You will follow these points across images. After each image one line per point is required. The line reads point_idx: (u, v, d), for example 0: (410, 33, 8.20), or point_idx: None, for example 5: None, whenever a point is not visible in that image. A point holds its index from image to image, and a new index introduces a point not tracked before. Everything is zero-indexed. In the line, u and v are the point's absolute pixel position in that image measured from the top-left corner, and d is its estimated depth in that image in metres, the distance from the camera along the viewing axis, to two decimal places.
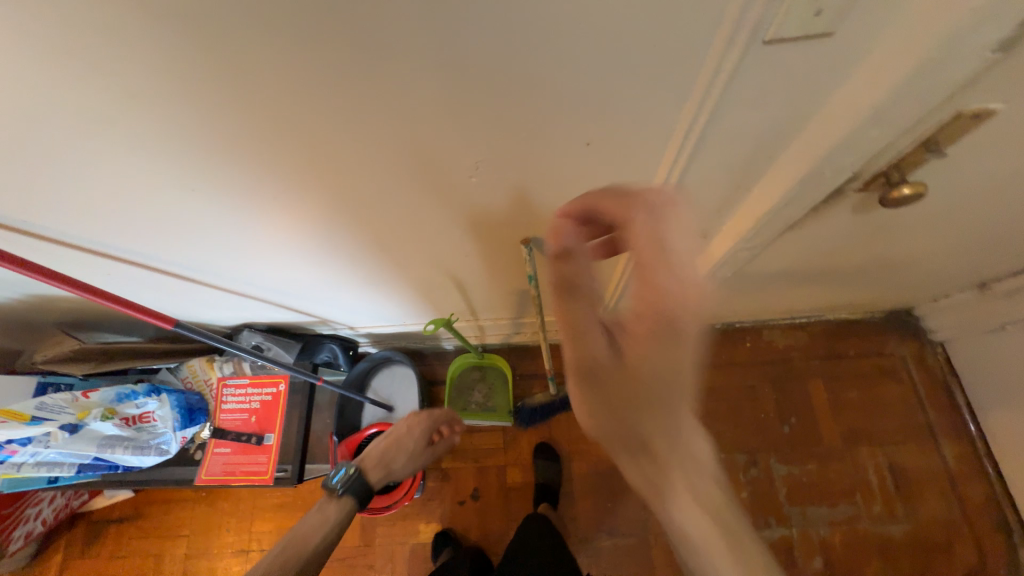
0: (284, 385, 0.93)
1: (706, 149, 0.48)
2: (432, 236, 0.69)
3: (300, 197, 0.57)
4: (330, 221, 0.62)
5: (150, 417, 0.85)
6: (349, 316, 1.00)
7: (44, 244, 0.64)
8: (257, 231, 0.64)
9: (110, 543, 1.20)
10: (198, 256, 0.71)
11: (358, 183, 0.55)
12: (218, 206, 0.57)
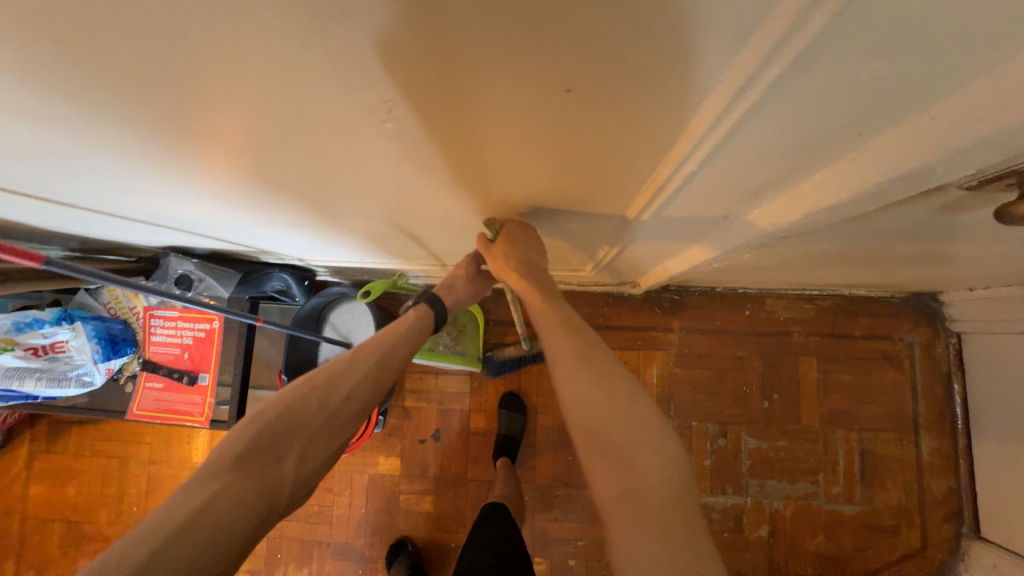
0: (219, 323, 0.82)
1: (751, 120, 0.31)
2: (372, 189, 0.53)
3: (166, 130, 0.39)
4: (223, 158, 0.45)
5: (63, 347, 0.75)
6: (297, 252, 0.85)
7: None
8: (123, 160, 0.46)
9: (74, 442, 1.21)
10: (67, 187, 0.54)
11: (234, 120, 0.37)
12: (43, 129, 0.40)
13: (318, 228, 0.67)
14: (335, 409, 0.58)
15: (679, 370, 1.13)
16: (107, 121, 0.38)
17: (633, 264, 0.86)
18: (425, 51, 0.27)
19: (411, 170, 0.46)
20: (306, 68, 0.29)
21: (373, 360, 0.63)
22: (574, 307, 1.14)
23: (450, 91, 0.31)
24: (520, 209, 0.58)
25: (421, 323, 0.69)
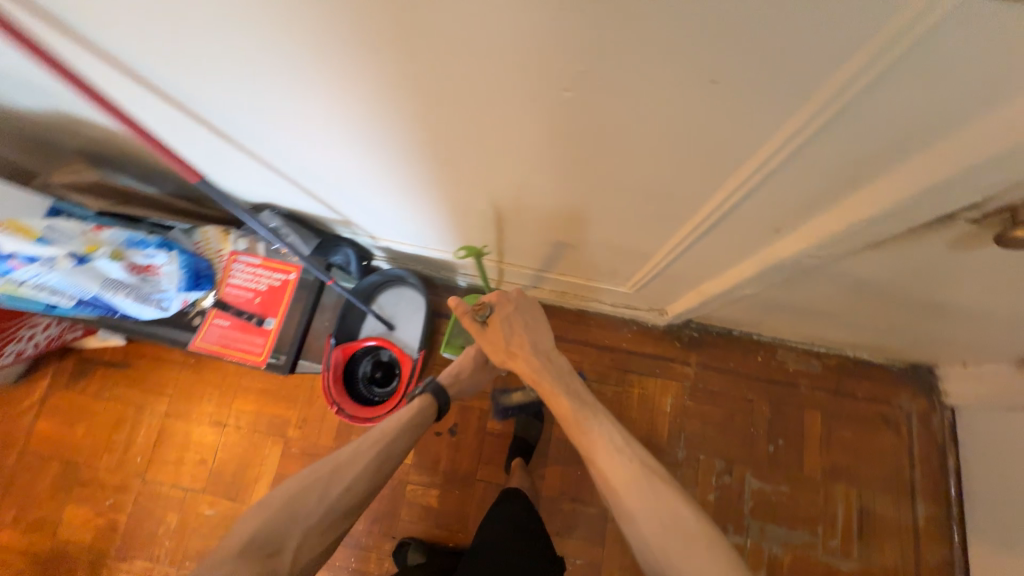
0: (294, 276, 0.91)
1: (830, 130, 0.43)
2: (493, 166, 0.64)
3: (383, 79, 0.51)
4: (408, 113, 0.56)
5: (155, 271, 0.82)
6: (375, 226, 0.95)
7: (99, 59, 0.55)
8: (318, 104, 0.57)
9: (96, 382, 1.22)
10: (249, 122, 0.65)
11: (439, 75, 0.48)
12: (293, 64, 0.51)
13: (417, 196, 0.77)
14: (333, 503, 0.71)
15: (691, 404, 1.19)
16: (322, 54, 0.48)
17: (668, 288, 0.97)
18: (618, 42, 0.39)
19: (535, 147, 0.56)
20: (523, 37, 0.40)
21: (372, 456, 0.78)
22: (600, 328, 1.23)
23: (617, 72, 0.41)
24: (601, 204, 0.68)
25: (426, 410, 0.91)
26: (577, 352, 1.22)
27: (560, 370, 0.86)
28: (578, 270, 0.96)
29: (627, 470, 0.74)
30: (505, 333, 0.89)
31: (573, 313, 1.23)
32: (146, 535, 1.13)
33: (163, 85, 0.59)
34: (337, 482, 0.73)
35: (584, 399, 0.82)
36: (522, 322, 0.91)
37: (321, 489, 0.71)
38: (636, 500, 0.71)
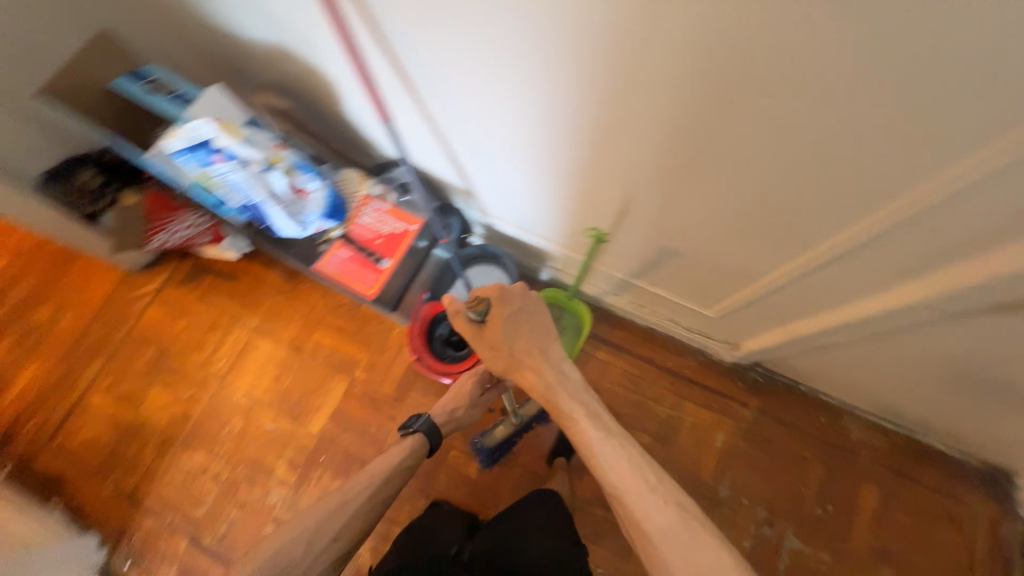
0: (415, 229, 1.00)
1: (1006, 173, 0.47)
2: (647, 161, 0.71)
3: (595, 68, 0.59)
4: (598, 101, 0.64)
5: (308, 195, 0.94)
6: (493, 201, 1.03)
7: (355, 14, 0.66)
8: (519, 79, 0.66)
9: (203, 286, 1.35)
10: (443, 87, 0.74)
11: (650, 71, 0.56)
12: (522, 43, 0.60)
13: (554, 172, 0.84)
14: (319, 549, 0.77)
15: (743, 446, 1.18)
16: (538, 22, 0.56)
17: (754, 321, 0.99)
18: (837, 59, 0.45)
19: (697, 141, 0.62)
20: (747, 44, 0.48)
21: (359, 509, 0.83)
22: (666, 350, 1.25)
23: (819, 86, 0.49)
24: (734, 212, 0.73)
25: (419, 449, 0.95)
26: (638, 367, 1.24)
27: (573, 384, 0.85)
28: (671, 282, 1.00)
29: (661, 518, 0.73)
30: (509, 336, 0.87)
31: (643, 330, 1.26)
32: (212, 432, 1.22)
33: (391, 43, 0.69)
34: (323, 532, 0.79)
35: (599, 421, 0.81)
36: (530, 325, 0.89)
37: (308, 538, 0.77)
38: (671, 551, 0.70)
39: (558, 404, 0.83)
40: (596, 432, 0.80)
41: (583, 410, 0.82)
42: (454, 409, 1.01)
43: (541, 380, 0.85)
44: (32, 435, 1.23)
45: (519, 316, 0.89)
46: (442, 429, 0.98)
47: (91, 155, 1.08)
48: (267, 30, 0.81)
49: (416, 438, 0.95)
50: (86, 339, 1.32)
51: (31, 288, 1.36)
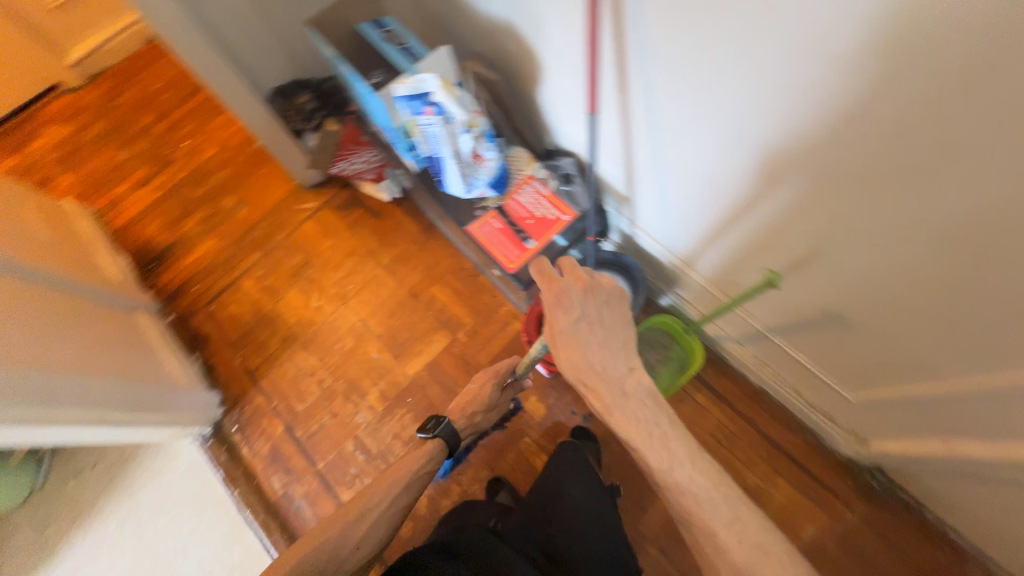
0: (567, 220, 1.03)
1: None
2: (855, 226, 0.67)
3: (845, 123, 0.57)
4: (829, 154, 0.62)
5: (483, 162, 1.00)
6: (648, 215, 1.04)
7: (610, 16, 0.70)
8: (750, 110, 0.66)
9: (354, 216, 1.51)
10: (660, 98, 0.76)
11: (912, 143, 0.53)
12: (774, 79, 0.60)
13: (714, 194, 0.83)
14: (345, 555, 0.81)
15: (833, 550, 1.06)
16: (761, 42, 0.58)
17: (902, 424, 0.88)
18: None
19: (931, 223, 0.58)
20: None
21: (381, 525, 0.87)
22: (773, 419, 1.16)
23: None
24: (940, 306, 0.65)
25: (439, 454, 0.98)
26: (738, 425, 1.16)
27: (636, 404, 0.76)
28: (808, 344, 0.94)
29: (739, 554, 0.66)
30: (580, 343, 0.77)
31: (753, 389, 1.18)
32: (326, 343, 1.36)
33: (630, 48, 0.73)
34: (347, 539, 0.83)
35: (665, 459, 0.73)
36: (592, 340, 0.77)
37: (333, 545, 0.81)
38: None
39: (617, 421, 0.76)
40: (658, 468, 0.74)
41: (645, 438, 0.75)
42: (469, 413, 1.05)
43: (601, 398, 0.77)
44: (195, 296, 1.47)
45: (578, 328, 0.77)
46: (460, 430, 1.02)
47: (313, 80, 1.25)
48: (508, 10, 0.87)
49: (438, 442, 0.98)
50: (253, 233, 1.53)
51: (227, 180, 1.63)
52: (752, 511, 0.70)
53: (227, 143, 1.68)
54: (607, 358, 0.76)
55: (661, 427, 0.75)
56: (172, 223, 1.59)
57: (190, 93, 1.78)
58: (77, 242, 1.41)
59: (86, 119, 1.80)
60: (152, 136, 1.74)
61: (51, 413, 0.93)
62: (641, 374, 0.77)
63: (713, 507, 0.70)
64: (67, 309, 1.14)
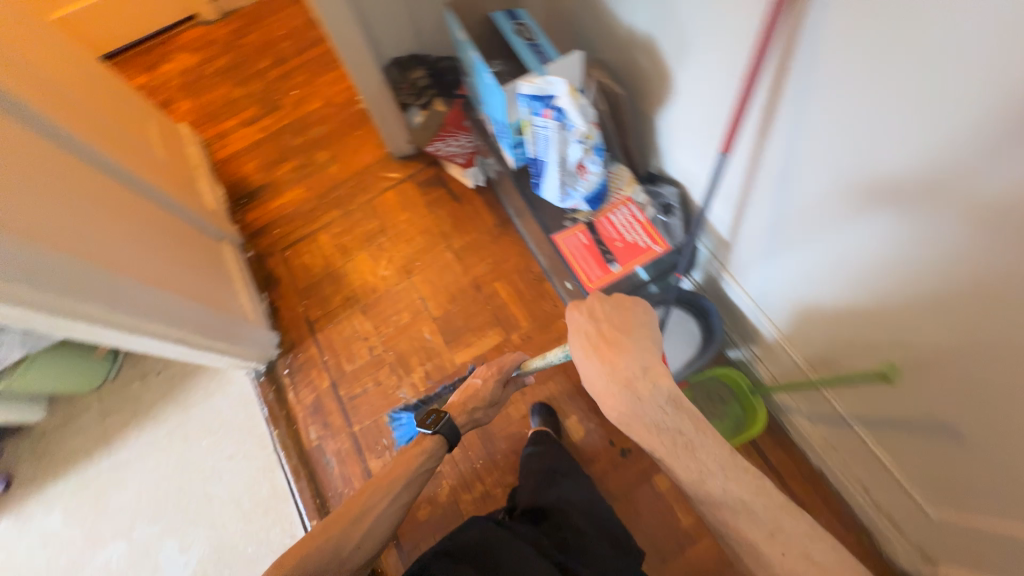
0: (658, 251, 0.98)
1: None
2: (986, 352, 0.60)
3: (1010, 248, 0.51)
4: (977, 274, 0.56)
5: (586, 175, 0.97)
6: (745, 265, 0.98)
7: (774, 60, 0.66)
8: (900, 201, 0.60)
9: (435, 195, 1.52)
10: (800, 156, 0.71)
11: None
12: (943, 176, 0.54)
13: (828, 268, 0.78)
14: (346, 556, 0.82)
15: None
16: (924, 123, 0.53)
17: (987, 560, 0.79)
18: None
19: None
20: None
21: (380, 530, 0.87)
22: (827, 508, 1.07)
23: None
24: None
25: (438, 449, 0.98)
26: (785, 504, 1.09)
27: (653, 410, 0.72)
28: (899, 448, 0.85)
29: (782, 566, 0.63)
30: (599, 348, 0.77)
31: (811, 470, 1.10)
32: (384, 312, 1.40)
33: (784, 98, 0.68)
34: (348, 540, 0.83)
35: (694, 470, 0.71)
36: (613, 346, 0.76)
37: (334, 546, 0.81)
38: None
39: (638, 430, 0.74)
40: (687, 480, 0.72)
41: (666, 447, 0.73)
42: (469, 407, 1.04)
43: (614, 406, 0.75)
44: (274, 239, 1.55)
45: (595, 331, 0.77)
46: (461, 427, 1.01)
47: (431, 57, 1.26)
48: (656, 29, 0.84)
49: (440, 438, 0.98)
50: (338, 191, 1.59)
51: (324, 135, 1.69)
52: (795, 518, 0.66)
53: (332, 100, 1.74)
54: (617, 361, 0.75)
55: (681, 432, 0.72)
56: (268, 166, 1.68)
57: (308, 45, 1.86)
58: (186, 167, 1.52)
59: (213, 53, 1.92)
60: (267, 80, 1.83)
61: (141, 324, 0.99)
62: (657, 377, 0.73)
63: (750, 519, 0.67)
64: (168, 232, 1.22)
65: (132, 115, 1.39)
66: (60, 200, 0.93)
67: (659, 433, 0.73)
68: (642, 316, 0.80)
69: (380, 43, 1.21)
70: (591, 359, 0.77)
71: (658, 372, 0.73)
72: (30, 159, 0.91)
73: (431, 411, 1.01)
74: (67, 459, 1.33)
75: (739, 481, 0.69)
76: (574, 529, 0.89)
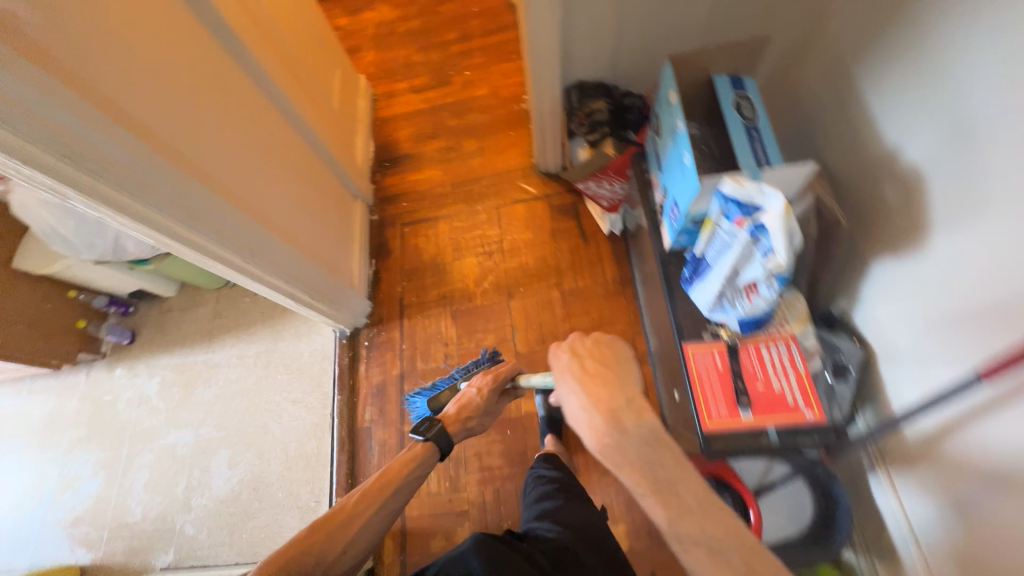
0: (808, 418, 0.77)
1: None
2: None
3: None
4: None
5: (751, 297, 0.79)
6: (934, 495, 0.73)
7: None
8: None
9: (565, 225, 1.42)
10: None
11: None
12: None
13: None
14: (330, 564, 0.79)
15: None
16: None
17: None
18: None
19: None
20: None
21: (355, 544, 0.83)
22: None
23: None
24: None
25: (430, 457, 0.99)
26: None
27: (633, 444, 0.68)
28: None
29: None
30: (581, 377, 0.75)
31: None
32: (472, 325, 1.36)
33: None
34: (331, 547, 0.80)
35: (673, 506, 0.66)
36: (594, 379, 0.74)
37: (319, 555, 0.78)
38: None
39: (616, 465, 0.69)
40: (664, 516, 0.67)
41: (646, 482, 0.68)
42: (465, 419, 1.04)
43: (594, 439, 0.71)
44: (400, 211, 1.58)
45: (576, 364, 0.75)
46: (455, 438, 1.02)
47: (617, 91, 1.16)
48: (953, 173, 0.62)
49: (435, 448, 0.98)
50: (473, 186, 1.56)
51: (479, 124, 1.67)
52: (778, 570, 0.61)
53: (498, 92, 1.71)
54: (604, 394, 0.72)
55: (658, 462, 0.68)
56: (418, 138, 1.70)
57: (495, 30, 1.84)
58: (350, 119, 1.60)
59: (409, 14, 1.99)
60: (446, 53, 1.85)
61: (274, 281, 1.01)
62: (641, 413, 0.70)
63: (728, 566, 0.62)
64: (315, 188, 1.25)
65: (324, 60, 1.46)
66: (243, 149, 0.94)
67: (637, 466, 0.68)
68: (629, 356, 0.77)
69: (576, 62, 1.11)
70: (567, 388, 0.75)
71: (644, 406, 0.70)
72: (235, 104, 0.94)
73: (424, 420, 1.02)
74: (176, 340, 1.52)
75: (710, 517, 0.66)
76: (572, 553, 0.77)
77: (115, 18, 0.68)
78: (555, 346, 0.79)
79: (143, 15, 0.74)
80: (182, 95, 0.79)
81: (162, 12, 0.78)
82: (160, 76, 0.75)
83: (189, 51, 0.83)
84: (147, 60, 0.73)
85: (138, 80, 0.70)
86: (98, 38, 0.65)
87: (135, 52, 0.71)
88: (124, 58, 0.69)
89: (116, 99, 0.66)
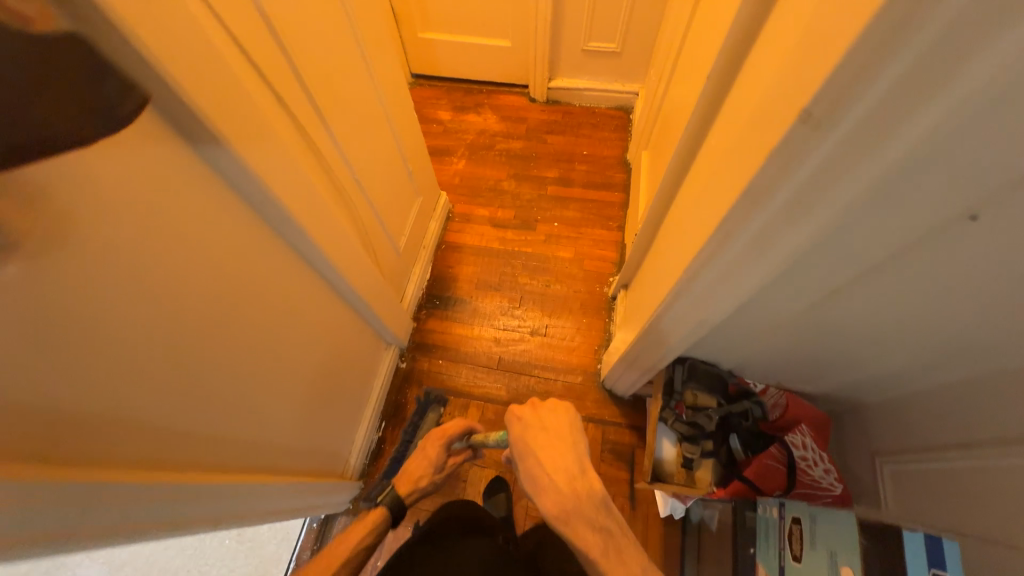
0: None
1: None
2: None
3: None
4: None
5: None
6: None
7: None
8: None
9: (612, 475, 1.16)
10: None
11: None
12: None
13: None
14: None
15: None
16: None
17: None
18: None
19: None
20: None
21: None
22: None
23: None
24: None
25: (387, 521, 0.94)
26: None
27: (588, 508, 0.75)
28: None
29: None
30: (538, 436, 0.83)
31: None
32: None
33: None
34: None
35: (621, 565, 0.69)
36: (547, 443, 0.82)
37: None
38: None
39: (571, 524, 0.73)
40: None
41: (601, 546, 0.71)
42: (420, 483, 1.03)
43: (550, 502, 0.76)
44: (432, 369, 1.36)
45: (528, 430, 0.85)
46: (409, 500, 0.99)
47: (728, 381, 0.93)
48: None
49: (391, 517, 0.94)
50: (521, 371, 1.34)
51: (550, 294, 1.45)
52: None
53: (581, 263, 1.50)
54: (559, 457, 0.80)
55: (607, 526, 0.73)
56: (480, 284, 1.50)
57: (600, 185, 1.66)
58: (413, 249, 1.41)
59: (514, 131, 1.83)
60: (539, 192, 1.67)
61: (247, 523, 0.79)
62: (592, 480, 0.78)
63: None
64: (339, 360, 1.04)
65: (406, 192, 1.29)
66: (245, 377, 0.73)
67: (590, 516, 0.74)
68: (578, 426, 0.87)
69: (696, 347, 0.88)
70: (525, 443, 0.83)
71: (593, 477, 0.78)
72: (260, 312, 0.74)
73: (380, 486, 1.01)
74: None
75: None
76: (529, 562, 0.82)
77: (99, 295, 0.48)
78: (512, 411, 0.89)
79: (152, 265, 0.53)
80: (173, 354, 0.58)
81: (191, 244, 0.58)
82: (141, 345, 0.54)
83: (212, 280, 0.63)
84: (129, 334, 0.52)
85: (102, 373, 0.50)
86: (46, 344, 0.44)
87: (113, 330, 0.50)
88: (89, 350, 0.48)
89: (36, 431, 0.44)
